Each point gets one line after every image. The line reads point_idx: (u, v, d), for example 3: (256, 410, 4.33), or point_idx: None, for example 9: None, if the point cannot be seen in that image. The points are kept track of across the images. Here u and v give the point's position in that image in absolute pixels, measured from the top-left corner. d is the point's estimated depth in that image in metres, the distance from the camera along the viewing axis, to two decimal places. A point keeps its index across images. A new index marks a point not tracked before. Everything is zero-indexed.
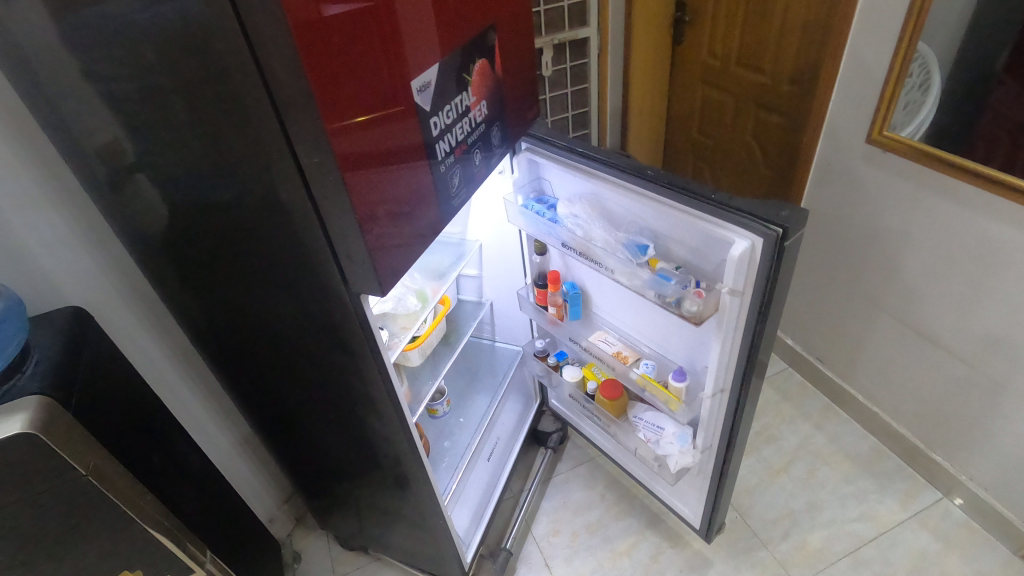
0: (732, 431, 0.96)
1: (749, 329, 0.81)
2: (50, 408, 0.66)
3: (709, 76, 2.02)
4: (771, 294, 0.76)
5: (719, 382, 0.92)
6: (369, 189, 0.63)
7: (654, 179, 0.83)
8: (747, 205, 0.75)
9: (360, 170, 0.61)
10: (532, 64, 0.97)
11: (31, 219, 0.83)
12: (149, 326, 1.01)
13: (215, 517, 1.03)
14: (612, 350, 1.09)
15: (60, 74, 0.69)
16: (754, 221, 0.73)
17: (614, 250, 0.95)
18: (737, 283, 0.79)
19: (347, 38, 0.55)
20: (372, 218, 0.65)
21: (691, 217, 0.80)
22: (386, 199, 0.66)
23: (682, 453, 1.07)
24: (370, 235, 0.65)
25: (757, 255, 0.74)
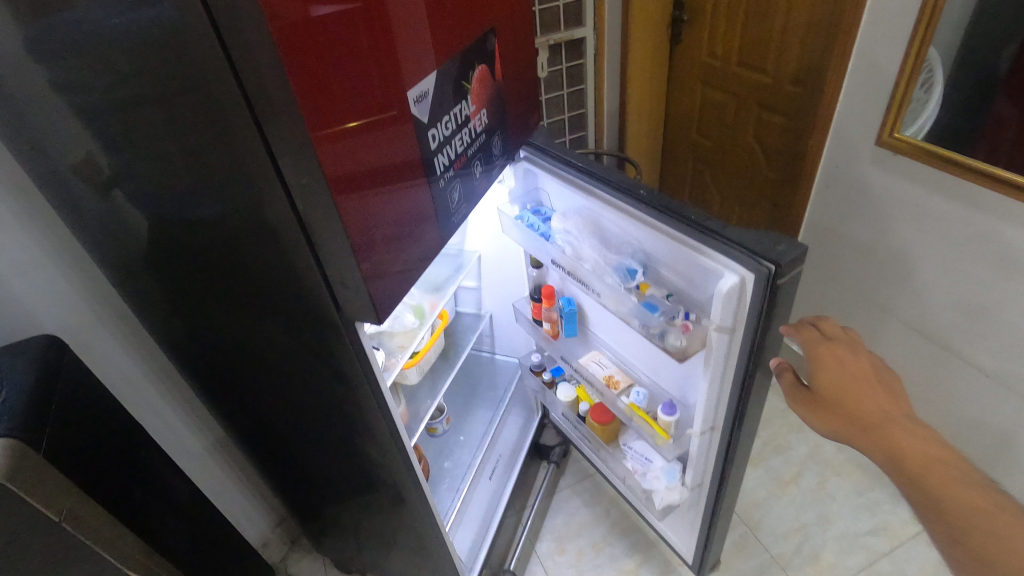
0: (723, 472, 0.90)
1: (740, 368, 0.75)
2: (16, 453, 0.60)
3: (708, 76, 1.98)
4: (762, 332, 0.69)
5: (709, 421, 0.86)
6: (361, 215, 0.58)
7: (643, 203, 0.77)
8: (743, 238, 0.69)
9: (353, 193, 0.56)
10: (532, 70, 0.91)
11: (1, 241, 0.77)
12: (131, 349, 0.96)
13: (204, 549, 0.98)
14: (604, 374, 1.05)
15: (29, 86, 0.64)
16: (748, 256, 0.67)
17: (602, 273, 0.90)
18: (728, 320, 0.73)
19: (336, 44, 0.50)
20: (367, 246, 0.60)
21: (679, 245, 0.74)
22: (379, 224, 0.61)
23: (668, 489, 1.02)
24: (367, 262, 0.61)
25: (748, 292, 0.68)
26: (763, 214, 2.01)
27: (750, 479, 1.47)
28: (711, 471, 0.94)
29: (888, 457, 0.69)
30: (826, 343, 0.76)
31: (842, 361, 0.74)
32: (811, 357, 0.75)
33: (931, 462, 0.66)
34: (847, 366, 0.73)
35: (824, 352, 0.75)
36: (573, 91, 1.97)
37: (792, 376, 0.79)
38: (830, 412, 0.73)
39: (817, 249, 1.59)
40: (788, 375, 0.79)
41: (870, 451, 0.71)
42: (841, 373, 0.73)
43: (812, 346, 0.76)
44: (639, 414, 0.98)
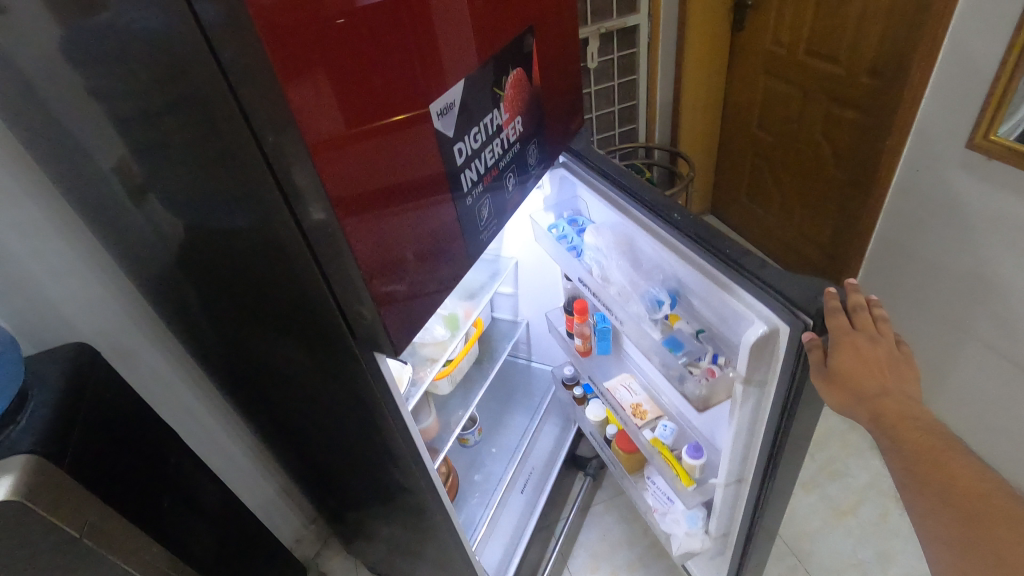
0: (749, 528, 0.84)
1: (770, 427, 0.70)
2: (38, 470, 0.59)
3: (773, 66, 1.84)
4: (797, 388, 0.65)
5: (734, 474, 0.82)
6: (375, 239, 0.54)
7: (680, 232, 0.72)
8: (782, 283, 0.63)
9: (363, 215, 0.52)
10: (575, 72, 0.85)
11: (35, 248, 0.77)
12: (165, 352, 0.96)
13: (231, 556, 0.98)
14: (632, 401, 1.03)
15: (50, 97, 0.62)
16: (785, 305, 0.61)
17: (630, 298, 0.87)
18: (761, 373, 0.68)
19: (342, 55, 0.45)
20: (381, 273, 0.56)
21: (709, 284, 0.69)
22: (394, 252, 0.56)
23: (688, 535, 0.99)
24: (379, 292, 0.57)
25: (781, 345, 0.63)
26: (828, 217, 1.87)
27: (802, 506, 1.37)
28: (737, 528, 0.89)
29: (871, 417, 0.64)
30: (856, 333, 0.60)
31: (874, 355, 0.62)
32: (834, 340, 0.60)
33: (904, 418, 0.62)
34: (863, 353, 0.61)
35: (851, 341, 0.60)
36: (624, 82, 1.88)
37: (820, 357, 0.60)
38: (842, 390, 0.61)
39: (891, 255, 1.47)
40: (818, 356, 0.60)
41: (853, 413, 0.65)
42: (859, 359, 0.61)
43: (840, 332, 0.60)
44: (662, 451, 0.95)
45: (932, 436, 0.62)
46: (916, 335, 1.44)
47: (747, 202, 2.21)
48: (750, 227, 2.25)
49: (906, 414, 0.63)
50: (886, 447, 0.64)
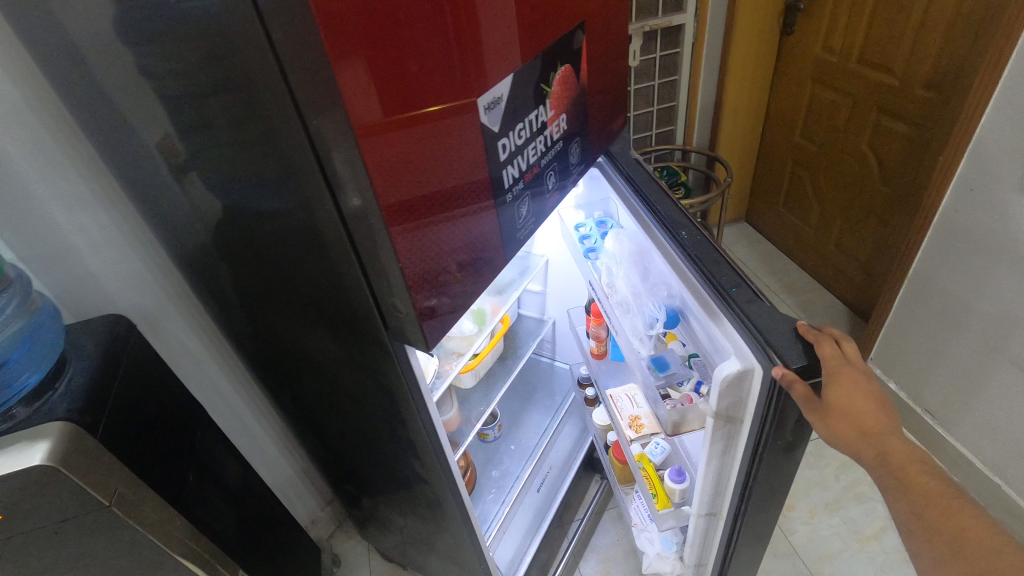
0: (724, 558, 0.87)
1: (744, 465, 0.71)
2: (74, 436, 0.61)
3: (821, 72, 1.79)
4: (770, 433, 0.65)
5: (709, 506, 0.83)
6: (418, 247, 0.54)
7: (685, 257, 0.73)
8: (763, 323, 0.63)
9: (407, 222, 0.52)
10: (621, 72, 0.84)
11: (80, 220, 0.79)
12: (197, 329, 0.98)
13: (253, 531, 1.00)
14: (628, 415, 1.03)
15: (97, 73, 0.62)
16: (763, 345, 0.61)
17: (631, 312, 0.88)
18: (740, 412, 0.69)
19: (394, 37, 0.44)
20: (425, 281, 0.57)
21: (699, 309, 0.70)
22: (435, 258, 0.57)
23: (659, 556, 1.07)
24: (422, 302, 0.58)
25: (755, 383, 0.64)
26: (870, 233, 1.81)
27: (824, 527, 1.34)
28: (712, 558, 0.91)
29: (876, 456, 0.61)
30: (849, 364, 0.60)
31: (863, 398, 0.59)
32: (829, 372, 0.59)
33: (910, 460, 0.60)
34: (861, 390, 0.59)
35: (844, 373, 0.59)
36: (664, 82, 1.87)
37: (805, 391, 0.56)
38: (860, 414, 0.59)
39: (931, 276, 1.42)
40: (799, 392, 0.56)
41: (856, 452, 0.61)
42: (854, 395, 0.59)
43: (832, 362, 0.59)
44: (646, 469, 0.98)
45: (939, 483, 0.59)
46: (957, 359, 1.40)
47: (784, 212, 2.16)
48: (785, 238, 2.19)
49: (913, 455, 0.60)
50: (889, 486, 0.61)
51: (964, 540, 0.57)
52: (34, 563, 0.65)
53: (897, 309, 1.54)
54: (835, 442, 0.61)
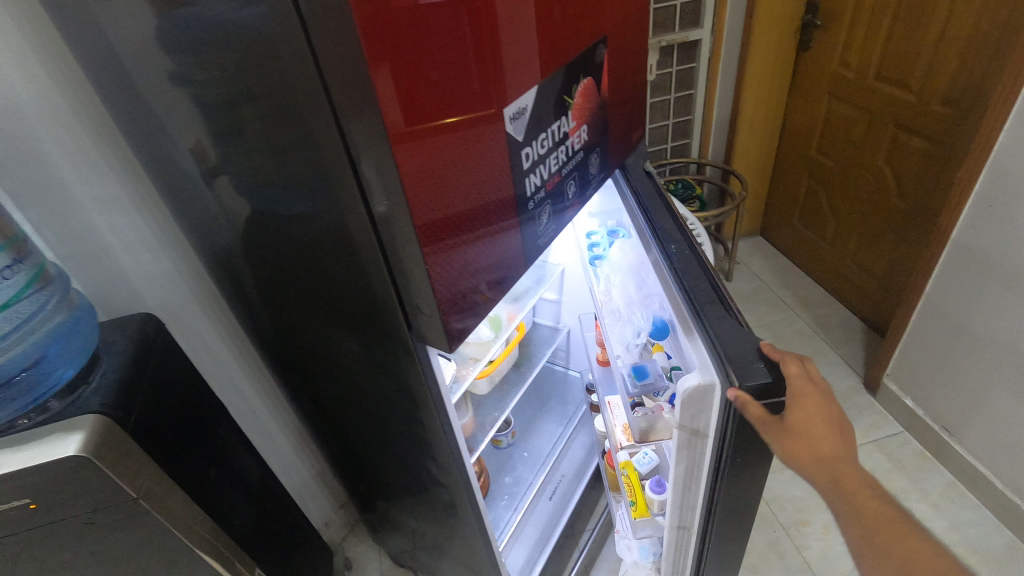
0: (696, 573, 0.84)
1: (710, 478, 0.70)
2: (105, 429, 0.64)
3: (838, 87, 1.80)
4: (732, 449, 0.65)
5: (680, 519, 0.81)
6: (449, 265, 0.58)
7: (672, 271, 0.75)
8: (728, 340, 0.64)
9: (438, 241, 0.55)
10: (639, 87, 0.86)
11: (114, 221, 0.81)
12: (220, 329, 1.00)
13: (269, 530, 1.02)
14: (620, 423, 1.05)
15: (137, 81, 0.65)
16: (723, 362, 0.62)
17: (621, 319, 0.92)
18: (703, 425, 0.69)
19: (437, 34, 0.47)
20: (455, 305, 0.60)
21: (678, 321, 0.71)
22: (467, 280, 0.61)
23: (635, 564, 1.06)
24: (451, 322, 0.61)
25: (715, 399, 0.64)
26: (886, 248, 1.81)
27: (839, 544, 1.32)
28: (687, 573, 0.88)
29: (829, 481, 0.60)
30: (811, 385, 0.60)
31: (822, 422, 0.60)
32: (792, 394, 0.59)
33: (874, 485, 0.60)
34: (821, 415, 0.60)
35: (807, 395, 0.59)
36: (680, 96, 1.96)
37: (758, 412, 0.58)
38: (816, 438, 0.59)
39: (948, 291, 1.41)
40: (751, 411, 0.58)
41: (809, 476, 0.61)
42: (814, 419, 0.59)
43: (797, 382, 0.60)
44: (630, 477, 1.01)
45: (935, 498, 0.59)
46: (974, 375, 1.39)
47: (800, 226, 2.16)
48: (800, 252, 2.19)
49: (864, 481, 0.60)
50: (886, 501, 0.60)
51: (915, 562, 0.57)
52: (63, 552, 0.67)
53: (914, 325, 1.53)
54: (794, 464, 0.61)
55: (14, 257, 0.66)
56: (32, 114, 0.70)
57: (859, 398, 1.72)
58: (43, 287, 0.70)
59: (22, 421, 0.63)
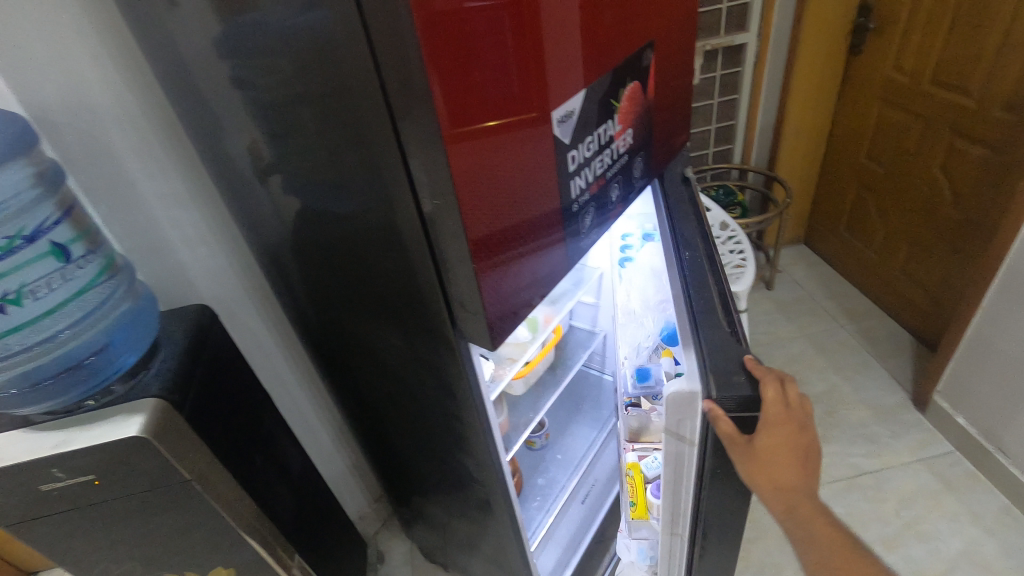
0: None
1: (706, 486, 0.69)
2: (164, 412, 0.67)
3: (891, 93, 1.74)
4: (716, 458, 0.65)
5: (671, 526, 0.76)
6: (498, 272, 0.60)
7: (680, 277, 0.76)
8: (715, 350, 0.65)
9: (489, 249, 0.57)
10: (685, 92, 0.86)
11: (175, 216, 0.86)
12: (268, 322, 1.04)
13: (309, 518, 1.05)
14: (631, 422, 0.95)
15: (201, 83, 0.69)
16: (706, 370, 0.63)
17: (635, 321, 0.94)
18: (689, 432, 0.66)
19: (494, 37, 0.48)
20: (502, 314, 0.63)
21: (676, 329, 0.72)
22: (516, 292, 0.64)
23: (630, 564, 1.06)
24: (497, 328, 0.63)
25: (697, 409, 0.63)
26: (940, 260, 1.74)
27: None
28: None
29: (785, 508, 0.62)
30: (786, 412, 0.60)
31: (790, 449, 0.60)
32: (766, 417, 0.60)
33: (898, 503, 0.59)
34: (790, 445, 0.60)
35: (779, 422, 0.60)
36: (724, 100, 1.94)
37: (726, 427, 0.60)
38: (782, 466, 0.60)
39: (1005, 305, 1.35)
40: (718, 423, 0.61)
41: (769, 503, 0.63)
42: (783, 447, 0.60)
43: (772, 408, 0.60)
44: (635, 478, 0.94)
45: None
46: None
47: (846, 235, 2.09)
48: (846, 261, 2.12)
49: (818, 508, 0.62)
50: None
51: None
52: (125, 526, 0.72)
53: (968, 339, 1.46)
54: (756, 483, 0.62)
55: (89, 247, 0.71)
56: (107, 115, 0.75)
57: (906, 414, 1.65)
58: (114, 276, 0.75)
59: (89, 402, 0.68)
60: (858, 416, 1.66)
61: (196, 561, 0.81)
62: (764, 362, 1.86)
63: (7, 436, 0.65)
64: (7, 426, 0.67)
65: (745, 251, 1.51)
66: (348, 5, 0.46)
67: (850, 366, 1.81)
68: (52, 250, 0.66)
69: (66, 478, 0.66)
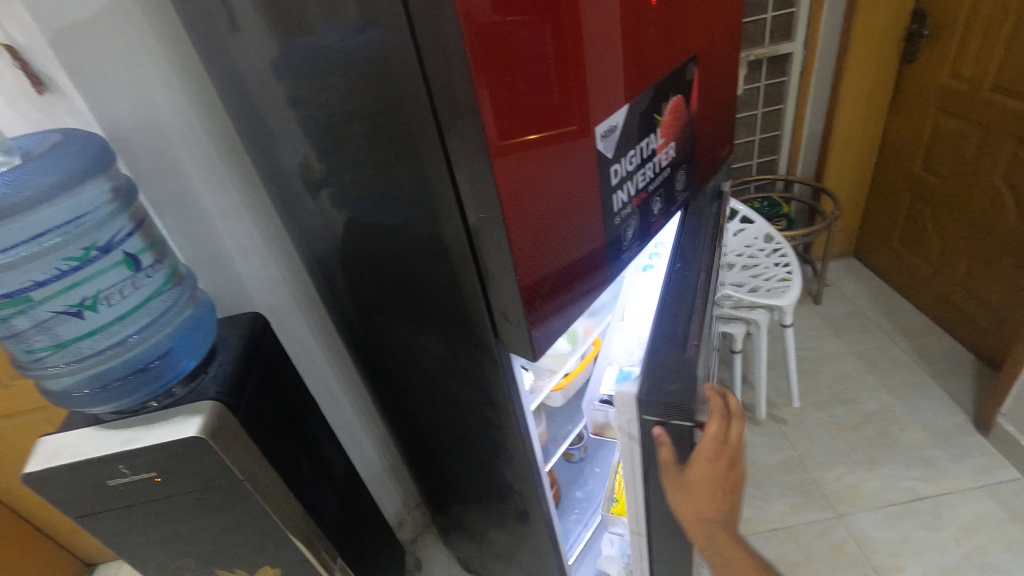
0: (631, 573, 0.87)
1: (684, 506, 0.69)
2: (221, 414, 0.70)
3: (947, 100, 1.67)
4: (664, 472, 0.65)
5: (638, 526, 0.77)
6: (542, 286, 0.61)
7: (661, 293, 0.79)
8: (666, 361, 0.66)
9: (533, 263, 0.59)
10: (729, 105, 0.85)
11: (233, 228, 0.90)
12: (315, 329, 1.08)
13: (351, 522, 1.07)
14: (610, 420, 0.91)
15: (259, 103, 0.73)
16: (651, 377, 0.65)
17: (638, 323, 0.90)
18: (637, 432, 0.66)
19: (542, 53, 0.50)
20: (546, 326, 0.64)
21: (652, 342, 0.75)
22: (560, 306, 0.65)
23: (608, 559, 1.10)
24: (540, 340, 0.64)
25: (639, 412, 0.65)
26: (1003, 274, 1.65)
27: None
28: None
29: (705, 539, 0.63)
30: (721, 450, 0.61)
31: (717, 484, 0.62)
32: (701, 453, 0.61)
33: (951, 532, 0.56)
34: (718, 482, 0.62)
35: (712, 460, 0.61)
36: (768, 111, 1.91)
37: (666, 454, 0.63)
38: (702, 499, 0.62)
39: None
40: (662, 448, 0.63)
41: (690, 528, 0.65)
42: (710, 483, 0.62)
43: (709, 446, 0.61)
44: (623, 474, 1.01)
45: None
46: None
47: (900, 248, 2.01)
48: (899, 276, 2.04)
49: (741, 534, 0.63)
50: None
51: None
52: (180, 522, 0.76)
53: None
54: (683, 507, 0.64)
55: (157, 257, 0.77)
56: (175, 134, 0.80)
57: (967, 436, 1.57)
58: (179, 283, 0.80)
59: (152, 403, 0.73)
60: (913, 437, 1.58)
61: (246, 558, 0.84)
62: (811, 379, 1.80)
63: (82, 432, 0.71)
64: (82, 424, 0.73)
65: (791, 263, 1.48)
66: (401, 27, 0.48)
67: (904, 385, 1.73)
68: (124, 260, 0.70)
69: (131, 475, 0.70)
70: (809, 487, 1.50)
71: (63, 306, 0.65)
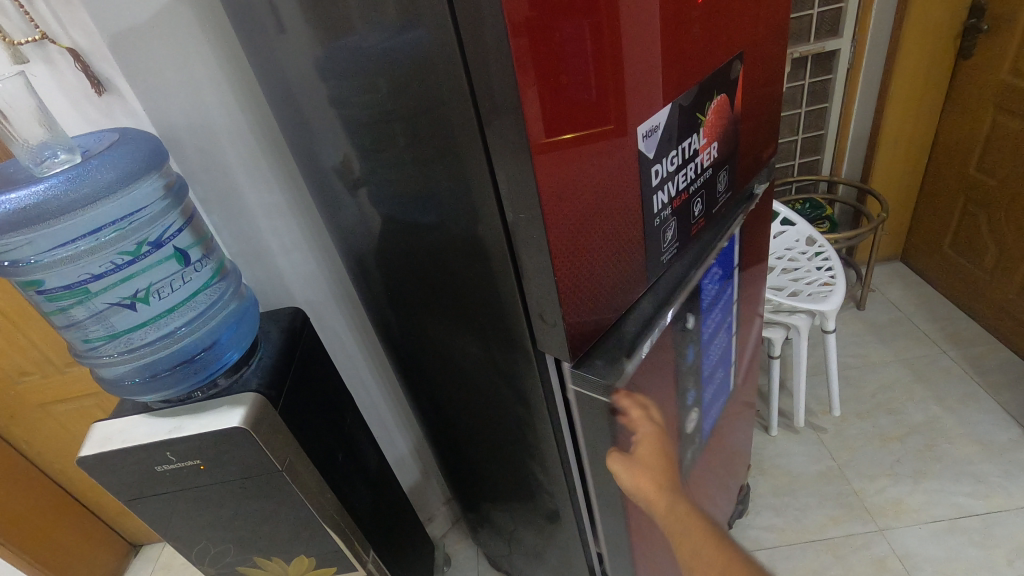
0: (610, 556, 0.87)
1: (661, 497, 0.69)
2: (262, 406, 0.72)
3: (1006, 98, 1.59)
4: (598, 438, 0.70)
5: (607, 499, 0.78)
6: (580, 287, 0.60)
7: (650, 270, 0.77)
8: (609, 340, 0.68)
9: (571, 264, 0.58)
10: (773, 103, 0.83)
11: (276, 225, 0.93)
12: (353, 325, 1.10)
13: (384, 515, 1.09)
14: None
15: (303, 103, 0.74)
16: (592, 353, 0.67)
17: None
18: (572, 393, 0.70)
19: (589, 52, 0.49)
20: (583, 327, 0.63)
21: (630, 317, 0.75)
22: (597, 308, 0.64)
23: None
24: (577, 341, 0.64)
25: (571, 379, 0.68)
26: None
27: None
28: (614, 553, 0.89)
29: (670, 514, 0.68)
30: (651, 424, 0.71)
31: (657, 454, 0.71)
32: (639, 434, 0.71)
33: None
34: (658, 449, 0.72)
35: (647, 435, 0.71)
36: (812, 109, 1.86)
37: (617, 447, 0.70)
38: (653, 468, 0.71)
39: None
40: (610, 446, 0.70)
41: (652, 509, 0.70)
42: (652, 453, 0.71)
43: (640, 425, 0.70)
44: None
45: None
46: None
47: (952, 253, 1.93)
48: (951, 282, 1.95)
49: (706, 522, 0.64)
50: None
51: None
52: (222, 509, 0.79)
53: None
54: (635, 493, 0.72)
55: (205, 252, 0.79)
56: (224, 134, 0.83)
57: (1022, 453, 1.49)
58: (224, 279, 0.82)
59: (197, 393, 0.75)
60: (963, 452, 1.51)
61: (284, 546, 0.87)
62: (852, 387, 1.74)
63: (133, 419, 0.74)
64: (132, 412, 0.76)
65: (834, 268, 1.43)
66: (446, 28, 0.48)
67: (954, 397, 1.65)
68: (175, 255, 0.72)
69: (178, 461, 0.72)
70: (850, 499, 1.45)
71: (117, 298, 0.68)
